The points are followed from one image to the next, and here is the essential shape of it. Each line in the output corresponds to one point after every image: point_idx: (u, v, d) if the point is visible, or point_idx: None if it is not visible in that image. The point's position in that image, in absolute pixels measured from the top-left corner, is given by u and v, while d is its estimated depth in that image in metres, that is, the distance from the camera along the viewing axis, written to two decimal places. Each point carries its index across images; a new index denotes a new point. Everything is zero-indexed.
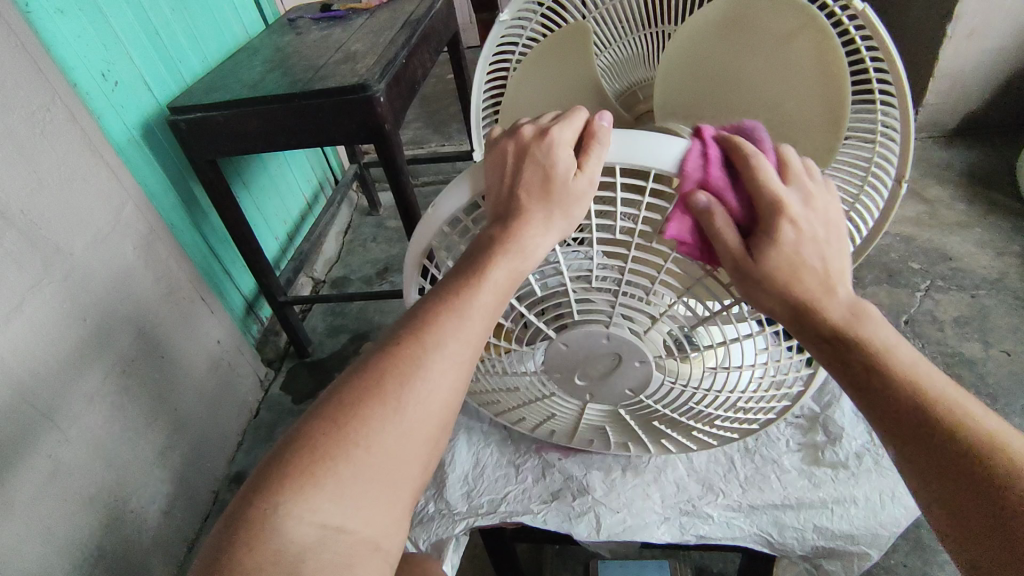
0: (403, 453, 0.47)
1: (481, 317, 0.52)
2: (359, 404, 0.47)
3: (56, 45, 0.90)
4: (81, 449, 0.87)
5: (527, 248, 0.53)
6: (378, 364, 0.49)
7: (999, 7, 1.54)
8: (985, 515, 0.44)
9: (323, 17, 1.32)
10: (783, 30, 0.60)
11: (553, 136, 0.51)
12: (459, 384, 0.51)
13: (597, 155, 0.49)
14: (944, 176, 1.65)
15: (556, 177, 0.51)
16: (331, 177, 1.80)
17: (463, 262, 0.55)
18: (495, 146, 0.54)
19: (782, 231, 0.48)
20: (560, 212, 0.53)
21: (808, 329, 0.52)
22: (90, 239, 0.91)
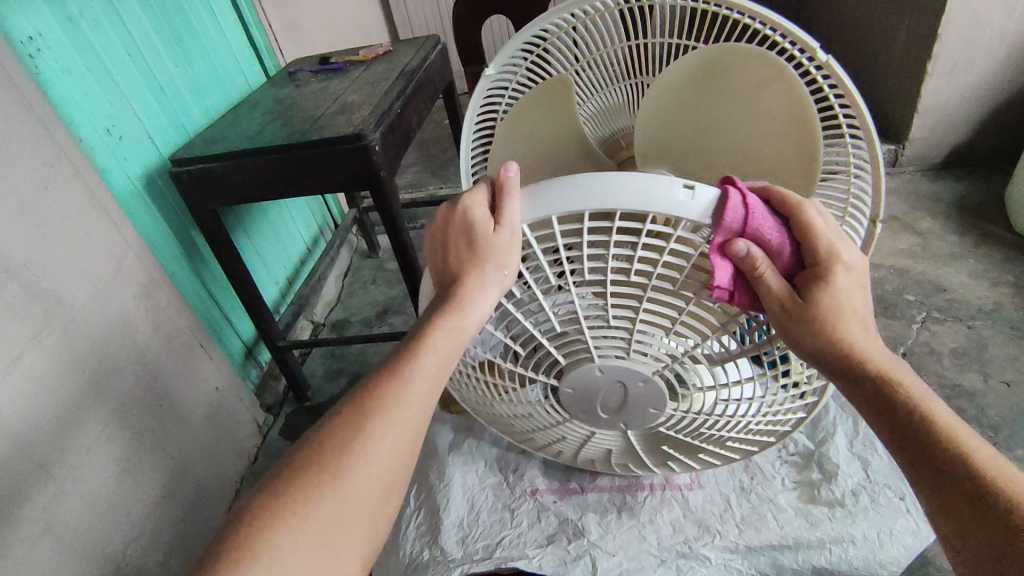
0: (342, 520, 0.49)
1: (423, 380, 0.55)
2: (299, 473, 0.49)
3: (64, 103, 0.94)
4: (76, 500, 0.86)
5: (466, 306, 0.55)
6: (319, 432, 0.52)
7: (977, 45, 1.59)
8: (988, 532, 0.51)
9: (322, 69, 1.37)
10: (756, 80, 0.63)
11: (467, 204, 0.56)
12: (403, 447, 0.53)
13: (510, 207, 0.54)
14: (935, 208, 1.67)
15: (476, 234, 0.55)
16: (331, 222, 1.83)
17: (412, 330, 0.58)
18: (432, 224, 0.61)
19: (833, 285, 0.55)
20: (491, 264, 0.55)
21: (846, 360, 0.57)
22: (91, 289, 0.93)
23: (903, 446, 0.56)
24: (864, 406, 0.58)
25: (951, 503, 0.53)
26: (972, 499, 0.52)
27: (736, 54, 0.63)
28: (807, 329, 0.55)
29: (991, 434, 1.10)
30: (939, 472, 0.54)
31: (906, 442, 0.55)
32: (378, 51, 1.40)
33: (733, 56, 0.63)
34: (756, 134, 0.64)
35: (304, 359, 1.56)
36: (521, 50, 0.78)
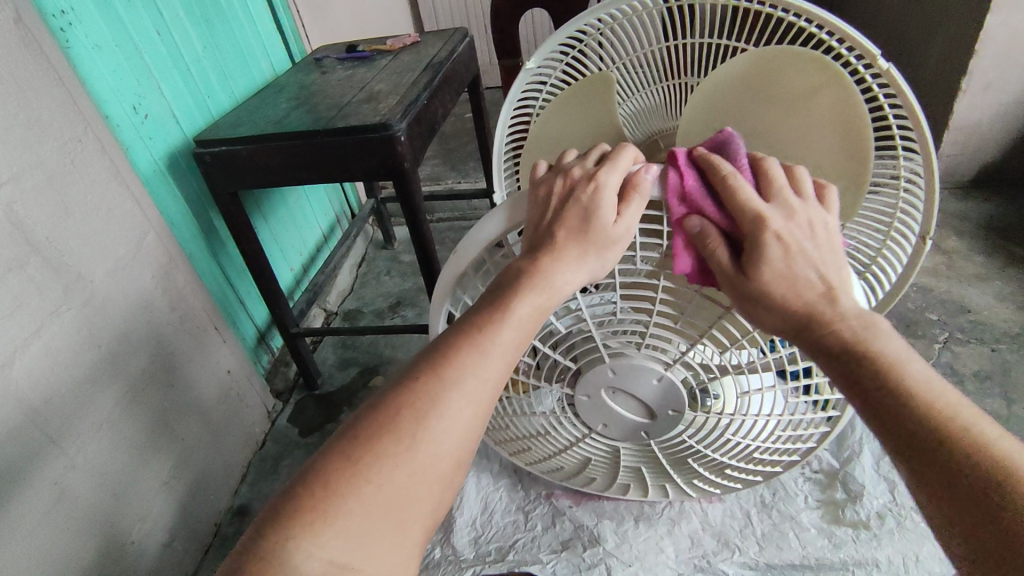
0: (411, 494, 0.46)
1: (503, 354, 0.52)
2: (373, 439, 0.46)
3: (92, 78, 0.93)
4: (87, 477, 0.86)
5: (556, 284, 0.55)
6: (395, 397, 0.49)
7: (1014, 62, 1.55)
8: (951, 493, 0.43)
9: (348, 57, 1.36)
10: (807, 84, 0.61)
11: (599, 179, 0.55)
12: (474, 425, 0.50)
13: (635, 207, 0.55)
14: (961, 228, 1.64)
15: (596, 219, 0.54)
16: (348, 211, 1.83)
17: (492, 292, 0.56)
18: (546, 181, 0.59)
19: (770, 247, 0.52)
20: (595, 252, 0.55)
21: (812, 341, 0.54)
22: (111, 266, 0.93)
23: (881, 416, 0.49)
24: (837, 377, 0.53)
25: (925, 479, 0.45)
26: (923, 440, 0.46)
27: (786, 56, 0.61)
28: (762, 307, 0.54)
29: None
30: (915, 438, 0.46)
31: (883, 409, 0.49)
32: (406, 41, 1.38)
33: (782, 58, 0.61)
34: (806, 139, 0.62)
35: (315, 347, 1.56)
36: (560, 47, 0.77)
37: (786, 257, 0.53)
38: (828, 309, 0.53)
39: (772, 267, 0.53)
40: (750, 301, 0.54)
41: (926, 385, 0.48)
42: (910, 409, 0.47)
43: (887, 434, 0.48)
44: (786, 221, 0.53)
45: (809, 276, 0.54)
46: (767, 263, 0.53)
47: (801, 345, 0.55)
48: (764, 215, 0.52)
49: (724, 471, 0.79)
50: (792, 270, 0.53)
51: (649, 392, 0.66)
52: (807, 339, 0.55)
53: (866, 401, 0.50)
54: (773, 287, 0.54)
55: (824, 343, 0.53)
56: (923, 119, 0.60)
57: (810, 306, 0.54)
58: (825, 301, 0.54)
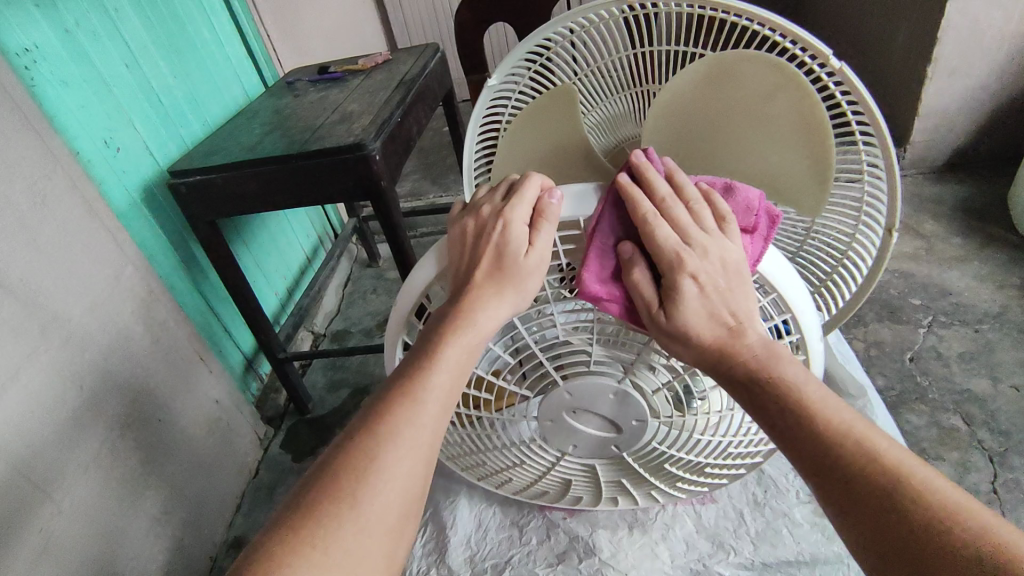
0: (364, 553, 0.47)
1: (437, 398, 0.54)
2: (315, 508, 0.48)
3: (61, 115, 0.92)
4: (74, 519, 0.85)
5: (480, 322, 0.56)
6: (333, 462, 0.50)
7: (977, 47, 1.58)
8: (877, 514, 0.48)
9: (320, 79, 1.36)
10: (766, 87, 0.62)
11: (506, 217, 0.56)
12: (418, 472, 0.52)
13: (545, 232, 0.55)
14: (937, 211, 1.66)
15: (508, 251, 0.56)
16: (331, 231, 1.82)
17: (419, 344, 0.58)
18: (461, 221, 0.60)
19: (685, 288, 0.54)
20: (513, 285, 0.56)
21: (723, 371, 0.57)
22: (89, 304, 0.92)
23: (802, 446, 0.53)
24: (747, 404, 0.57)
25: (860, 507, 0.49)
26: (838, 467, 0.51)
27: (744, 61, 0.62)
28: (678, 341, 0.57)
29: (1001, 440, 1.09)
30: (837, 475, 0.51)
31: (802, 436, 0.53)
32: (377, 60, 1.39)
33: (738, 62, 0.62)
34: (768, 141, 0.63)
35: (304, 371, 1.54)
36: (524, 59, 0.78)
37: (700, 296, 0.55)
38: (738, 342, 0.56)
39: (688, 308, 0.55)
40: (666, 335, 0.57)
41: (832, 410, 0.53)
42: (822, 440, 0.52)
43: (809, 465, 0.53)
44: (700, 260, 0.54)
45: (721, 312, 0.56)
46: (683, 304, 0.55)
47: (710, 372, 0.58)
48: (679, 256, 0.54)
49: (703, 470, 0.77)
50: (710, 309, 0.56)
51: (615, 407, 0.66)
52: (722, 366, 0.57)
53: (789, 434, 0.54)
54: (691, 325, 0.56)
55: (735, 371, 0.56)
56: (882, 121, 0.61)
57: (720, 342, 0.56)
58: (732, 333, 0.56)
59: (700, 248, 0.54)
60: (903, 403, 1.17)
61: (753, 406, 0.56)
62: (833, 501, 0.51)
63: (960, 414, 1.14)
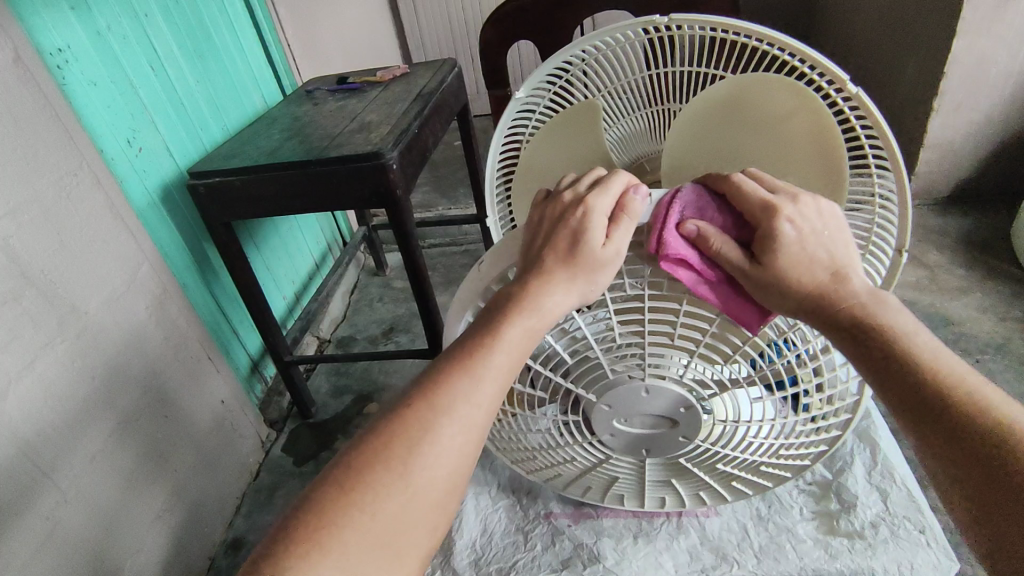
0: (408, 520, 0.47)
1: (495, 377, 0.53)
2: (366, 469, 0.48)
3: (88, 113, 0.95)
4: (79, 510, 0.85)
5: (546, 309, 0.56)
6: (388, 428, 0.50)
7: (982, 83, 1.61)
8: (968, 454, 0.50)
9: (339, 89, 1.39)
10: (782, 108, 0.64)
11: (589, 204, 0.56)
12: (469, 448, 0.51)
13: (625, 228, 0.56)
14: (941, 242, 1.68)
15: (585, 241, 0.55)
16: (340, 239, 1.84)
17: (483, 320, 0.57)
18: (539, 209, 0.60)
19: (785, 231, 0.56)
20: (583, 275, 0.56)
21: (824, 320, 0.57)
22: (105, 297, 0.93)
23: (900, 393, 0.54)
24: (850, 353, 0.58)
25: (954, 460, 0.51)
26: (937, 409, 0.52)
27: (762, 85, 0.64)
28: (773, 292, 0.56)
29: None
30: (939, 421, 0.52)
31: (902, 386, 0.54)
32: (395, 73, 1.42)
33: (756, 85, 0.64)
34: (784, 159, 0.65)
35: (309, 375, 1.55)
36: (547, 78, 0.80)
37: (800, 240, 0.56)
38: (841, 288, 0.57)
39: (786, 251, 0.56)
40: (763, 288, 0.56)
41: (938, 361, 0.54)
42: (926, 386, 0.53)
43: (909, 411, 0.54)
44: (795, 206, 0.56)
45: (821, 257, 0.57)
46: (780, 247, 0.56)
47: (807, 320, 0.58)
48: (773, 203, 0.56)
49: (757, 467, 0.76)
50: (805, 252, 0.56)
51: (654, 409, 0.66)
52: (822, 316, 0.57)
53: (889, 378, 0.55)
54: (787, 269, 0.56)
55: (837, 319, 0.57)
56: (894, 142, 0.63)
57: (823, 288, 0.57)
58: (835, 281, 0.57)
59: (794, 198, 0.57)
60: None
61: (854, 351, 0.57)
62: (934, 450, 0.52)
63: None
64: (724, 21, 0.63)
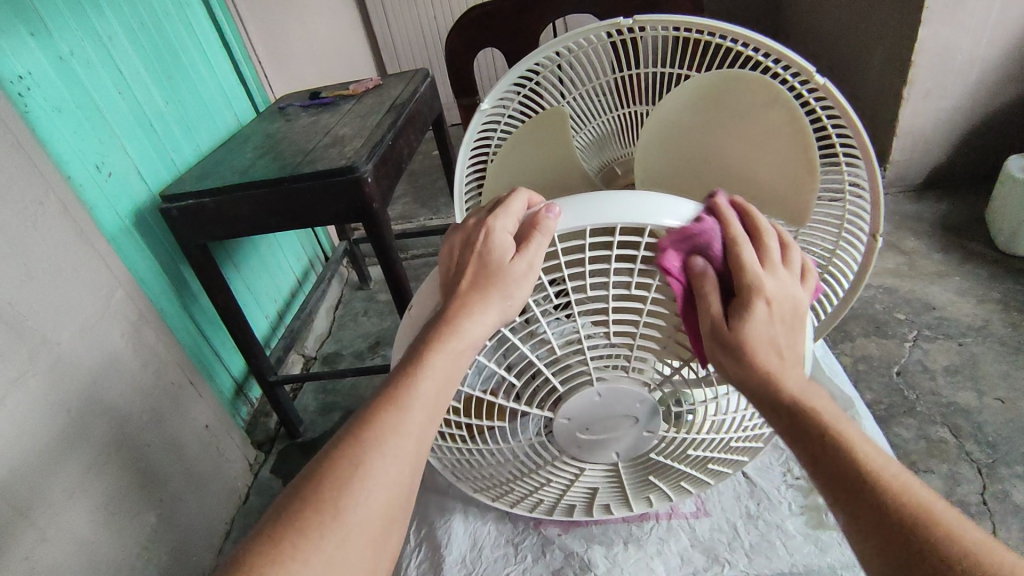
0: (347, 561, 0.48)
1: (424, 407, 0.54)
2: (300, 515, 0.48)
3: (53, 140, 0.93)
4: (60, 546, 0.83)
5: (466, 331, 0.55)
6: (317, 471, 0.51)
7: (949, 70, 1.64)
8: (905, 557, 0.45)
9: (312, 104, 1.38)
10: (757, 101, 0.64)
11: (489, 225, 0.55)
12: (405, 480, 0.52)
13: (536, 243, 0.52)
14: (918, 228, 1.70)
15: (493, 261, 0.54)
16: (321, 254, 1.82)
17: (408, 354, 0.57)
18: (451, 235, 0.61)
19: (758, 309, 0.53)
20: (498, 292, 0.54)
21: (763, 396, 0.55)
22: (78, 327, 0.91)
23: (836, 477, 0.50)
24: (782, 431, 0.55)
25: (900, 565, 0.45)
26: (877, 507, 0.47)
27: (734, 81, 0.64)
28: (725, 352, 0.54)
29: (988, 450, 1.10)
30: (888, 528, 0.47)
31: (838, 472, 0.50)
32: (368, 86, 1.41)
33: (728, 82, 0.65)
34: (759, 154, 0.65)
35: (295, 395, 1.53)
36: (514, 85, 0.79)
37: (766, 319, 0.53)
38: (785, 373, 0.55)
39: (753, 327, 0.53)
40: (721, 347, 0.54)
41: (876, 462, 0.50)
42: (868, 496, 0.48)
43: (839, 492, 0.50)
44: (777, 288, 0.53)
45: (778, 348, 0.55)
46: (751, 322, 0.53)
47: (746, 393, 0.56)
48: (757, 282, 0.52)
49: (731, 446, 0.76)
50: (766, 334, 0.54)
51: (615, 411, 0.65)
52: (766, 399, 0.55)
53: (826, 470, 0.51)
54: (749, 346, 0.53)
55: (780, 401, 0.54)
56: (861, 129, 0.63)
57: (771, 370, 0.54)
58: (780, 363, 0.55)
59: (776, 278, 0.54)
60: (892, 417, 1.19)
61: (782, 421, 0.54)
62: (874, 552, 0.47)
63: (948, 426, 1.15)
64: (688, 20, 0.63)
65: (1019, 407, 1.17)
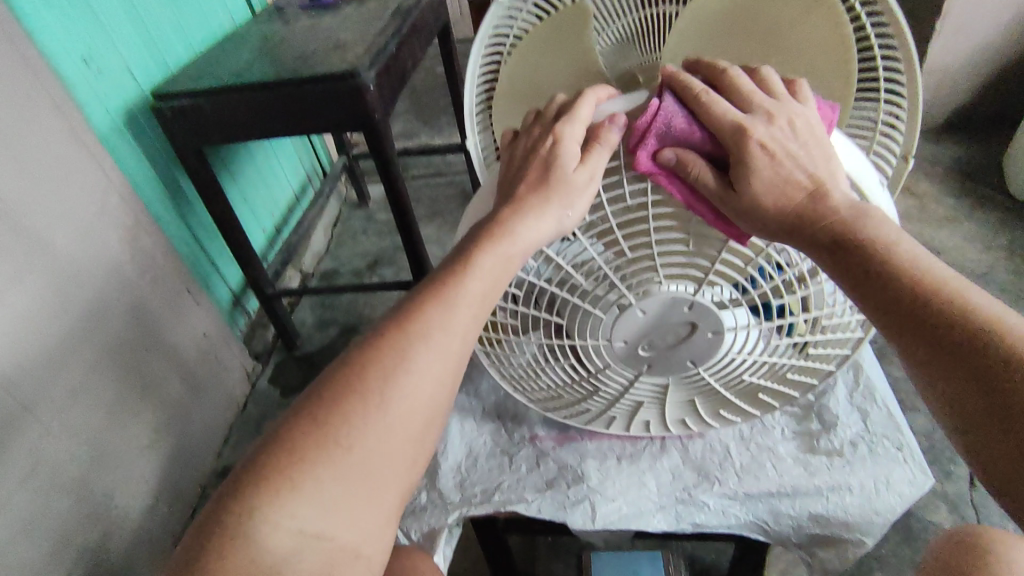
0: (385, 453, 0.46)
1: (470, 306, 0.52)
2: (343, 399, 0.46)
3: (36, 27, 0.87)
4: (63, 441, 0.85)
5: (517, 234, 0.54)
6: (359, 358, 0.49)
7: (986, 4, 1.55)
8: (967, 379, 0.47)
9: (312, 5, 1.30)
10: (797, 9, 0.60)
11: (558, 131, 0.55)
12: (446, 377, 0.50)
13: (598, 153, 0.54)
14: (932, 171, 1.66)
15: (557, 169, 0.54)
16: (319, 169, 1.78)
17: (452, 256, 0.55)
18: (515, 144, 0.60)
19: (754, 152, 0.53)
20: (558, 199, 0.54)
21: (804, 238, 0.54)
22: (73, 228, 0.89)
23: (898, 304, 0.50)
24: (835, 274, 0.54)
25: (962, 379, 0.47)
26: (940, 338, 0.48)
27: None
28: (751, 213, 0.54)
29: None
30: (950, 348, 0.48)
31: (899, 299, 0.50)
32: None
33: None
34: (795, 62, 0.63)
35: (292, 308, 1.53)
36: None
37: (770, 158, 0.53)
38: (819, 204, 0.54)
39: (756, 172, 0.53)
40: (738, 213, 0.54)
41: (929, 271, 0.51)
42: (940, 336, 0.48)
43: (900, 323, 0.50)
44: (766, 128, 0.53)
45: (796, 177, 0.54)
46: (753, 166, 0.53)
47: (784, 243, 0.55)
48: (742, 122, 0.53)
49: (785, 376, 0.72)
50: (774, 168, 0.54)
51: (667, 321, 0.63)
52: (801, 233, 0.54)
53: (890, 304, 0.51)
54: (760, 190, 0.54)
55: (820, 241, 0.53)
56: (910, 40, 0.60)
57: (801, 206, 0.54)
58: (813, 197, 0.54)
59: (766, 115, 0.53)
60: (885, 355, 1.20)
61: (828, 264, 0.54)
62: (962, 410, 0.47)
63: None
64: None
65: None
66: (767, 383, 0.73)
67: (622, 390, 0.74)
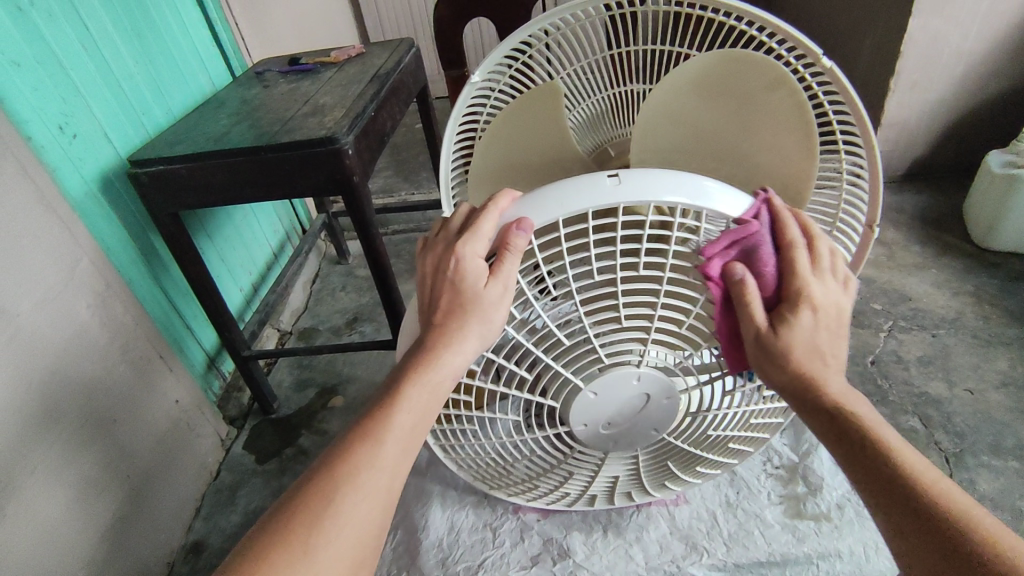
0: None
1: (398, 440, 0.54)
2: (267, 550, 0.47)
3: (11, 97, 0.87)
4: (20, 523, 0.80)
5: (443, 361, 0.55)
6: (288, 507, 0.50)
7: (936, 62, 1.64)
8: (927, 537, 0.48)
9: (291, 70, 1.33)
10: (760, 83, 0.63)
11: (458, 254, 0.52)
12: (376, 516, 0.51)
13: (509, 266, 0.52)
14: (898, 220, 1.72)
15: (468, 287, 0.53)
16: (299, 228, 1.78)
17: (382, 387, 0.58)
18: (423, 257, 0.58)
19: (803, 317, 0.54)
20: (477, 318, 0.54)
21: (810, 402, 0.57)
22: (39, 298, 0.87)
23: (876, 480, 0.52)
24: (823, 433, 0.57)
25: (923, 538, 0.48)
26: (907, 501, 0.50)
27: (733, 62, 0.63)
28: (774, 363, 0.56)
29: (955, 440, 1.13)
30: (914, 511, 0.49)
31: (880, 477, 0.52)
32: (350, 53, 1.36)
33: (728, 64, 0.64)
34: (758, 137, 0.64)
35: (269, 370, 1.50)
36: (505, 59, 0.76)
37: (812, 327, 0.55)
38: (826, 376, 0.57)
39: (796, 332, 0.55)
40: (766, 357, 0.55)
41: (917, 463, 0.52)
42: (927, 513, 0.49)
43: (877, 492, 0.52)
44: (823, 296, 0.55)
45: (823, 348, 0.57)
46: (794, 330, 0.55)
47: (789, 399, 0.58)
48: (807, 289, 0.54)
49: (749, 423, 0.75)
50: (813, 341, 0.56)
51: (621, 398, 0.64)
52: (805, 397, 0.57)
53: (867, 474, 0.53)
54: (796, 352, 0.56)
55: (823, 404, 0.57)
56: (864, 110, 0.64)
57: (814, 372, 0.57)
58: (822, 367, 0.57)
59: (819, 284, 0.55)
60: None
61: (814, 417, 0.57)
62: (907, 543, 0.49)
63: (918, 415, 1.17)
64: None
65: (986, 398, 1.19)
66: (736, 433, 0.74)
67: (593, 471, 0.76)
